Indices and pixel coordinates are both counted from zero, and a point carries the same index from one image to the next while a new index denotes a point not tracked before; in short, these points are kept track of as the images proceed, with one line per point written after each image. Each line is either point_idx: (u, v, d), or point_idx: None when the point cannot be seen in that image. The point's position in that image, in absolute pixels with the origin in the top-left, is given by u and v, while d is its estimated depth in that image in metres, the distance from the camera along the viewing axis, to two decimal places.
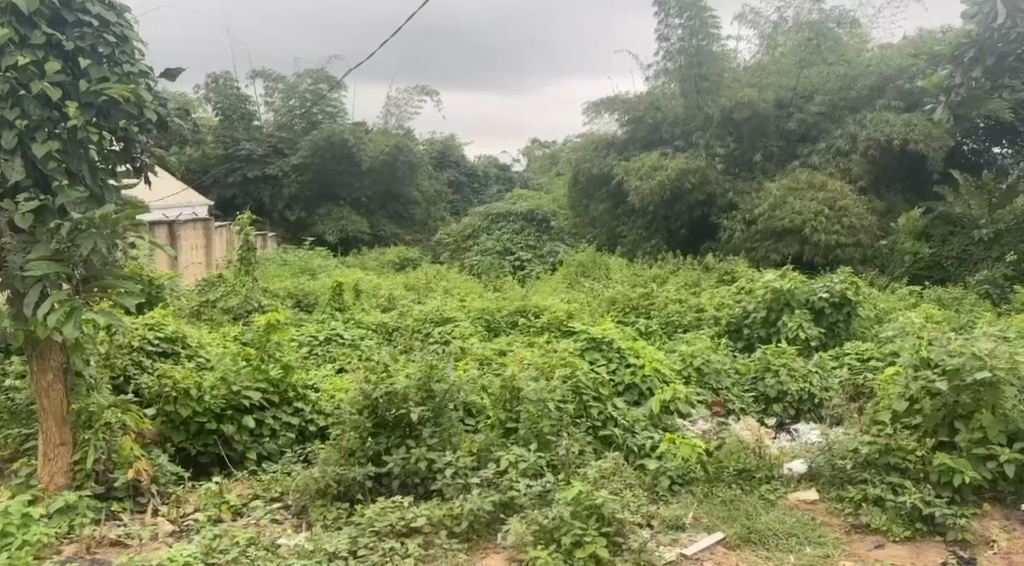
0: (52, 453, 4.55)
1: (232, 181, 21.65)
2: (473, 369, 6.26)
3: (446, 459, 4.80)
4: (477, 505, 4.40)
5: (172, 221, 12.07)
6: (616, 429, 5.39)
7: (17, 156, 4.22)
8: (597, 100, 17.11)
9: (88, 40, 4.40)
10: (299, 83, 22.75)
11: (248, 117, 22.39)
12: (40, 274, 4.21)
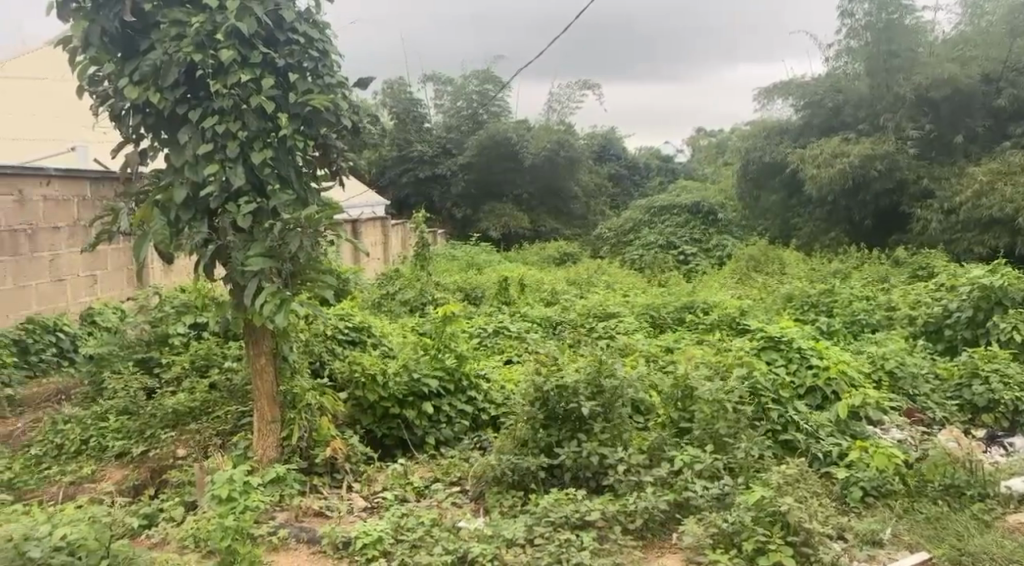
0: (265, 429, 4.96)
1: (405, 182, 22.76)
2: (642, 365, 6.34)
3: (617, 455, 4.84)
4: (652, 504, 4.43)
5: (355, 218, 12.84)
6: (798, 434, 5.23)
7: (239, 163, 4.66)
8: (768, 88, 16.53)
9: (296, 56, 4.83)
10: (466, 84, 23.82)
11: (420, 119, 23.26)
12: (257, 269, 4.66)
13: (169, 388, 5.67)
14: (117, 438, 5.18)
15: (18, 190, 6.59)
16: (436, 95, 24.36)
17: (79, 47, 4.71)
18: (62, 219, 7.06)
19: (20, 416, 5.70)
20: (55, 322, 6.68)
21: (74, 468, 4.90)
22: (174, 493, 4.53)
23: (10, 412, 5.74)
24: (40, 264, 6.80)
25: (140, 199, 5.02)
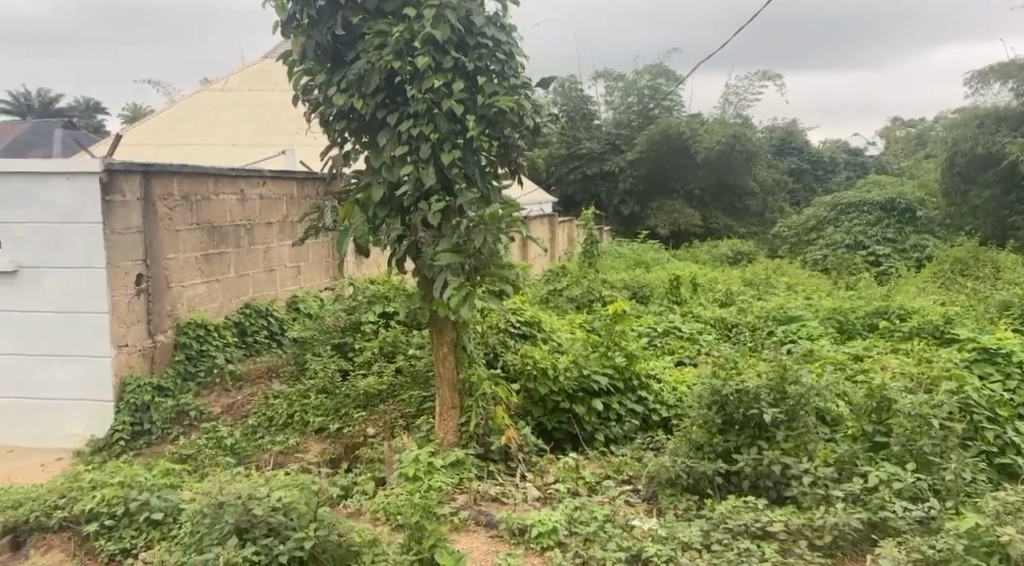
0: (445, 414, 5.24)
1: (573, 179, 23.05)
2: (833, 373, 6.13)
3: (802, 466, 4.70)
4: (842, 520, 4.18)
5: (526, 214, 12.94)
6: (1019, 458, 4.98)
7: (430, 164, 4.98)
8: (989, 69, 15.43)
9: (485, 60, 5.10)
10: (637, 80, 23.85)
11: (589, 117, 23.55)
12: (445, 263, 4.94)
13: (361, 371, 6.13)
14: (317, 414, 5.67)
15: (240, 188, 7.30)
16: (606, 92, 24.41)
17: (297, 60, 5.23)
18: (274, 215, 7.77)
19: (240, 389, 6.35)
20: (267, 307, 7.37)
21: (283, 438, 5.42)
22: (366, 468, 4.92)
23: (231, 386, 6.39)
24: (255, 255, 7.51)
25: (343, 197, 5.53)
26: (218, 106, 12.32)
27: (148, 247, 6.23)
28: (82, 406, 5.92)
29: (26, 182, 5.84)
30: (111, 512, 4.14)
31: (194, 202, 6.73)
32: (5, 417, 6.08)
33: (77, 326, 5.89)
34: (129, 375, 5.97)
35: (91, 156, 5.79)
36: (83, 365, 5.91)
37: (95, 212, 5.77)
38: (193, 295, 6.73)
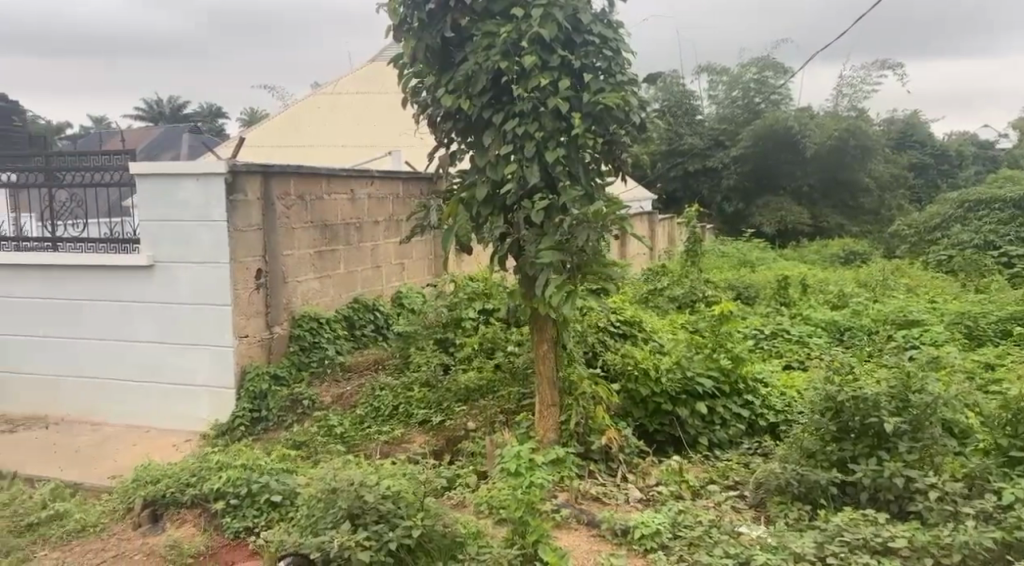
0: (544, 412, 5.25)
1: (674, 175, 22.80)
2: (965, 383, 5.85)
3: (928, 480, 4.40)
4: (973, 538, 3.80)
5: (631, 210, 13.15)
6: None
7: (535, 162, 4.99)
8: None
9: (591, 57, 5.09)
10: (742, 74, 23.57)
11: (691, 112, 23.49)
12: (548, 261, 4.94)
13: (462, 366, 6.23)
14: (421, 406, 5.81)
15: (351, 187, 7.53)
16: (709, 86, 24.15)
17: (408, 62, 5.36)
18: (381, 214, 7.98)
19: (349, 379, 6.63)
20: (375, 302, 7.62)
21: (389, 428, 5.59)
22: (468, 461, 5.02)
23: (341, 376, 6.70)
24: (363, 253, 7.73)
25: (448, 196, 5.64)
26: (326, 110, 12.67)
27: (268, 243, 6.57)
28: (206, 392, 6.34)
29: (161, 181, 6.27)
30: (235, 492, 4.42)
31: (310, 202, 7.02)
32: (140, 398, 6.58)
33: (202, 317, 6.29)
34: (249, 364, 6.34)
35: (217, 158, 6.14)
36: (208, 353, 6.31)
37: (221, 210, 6.12)
38: (307, 290, 7.01)
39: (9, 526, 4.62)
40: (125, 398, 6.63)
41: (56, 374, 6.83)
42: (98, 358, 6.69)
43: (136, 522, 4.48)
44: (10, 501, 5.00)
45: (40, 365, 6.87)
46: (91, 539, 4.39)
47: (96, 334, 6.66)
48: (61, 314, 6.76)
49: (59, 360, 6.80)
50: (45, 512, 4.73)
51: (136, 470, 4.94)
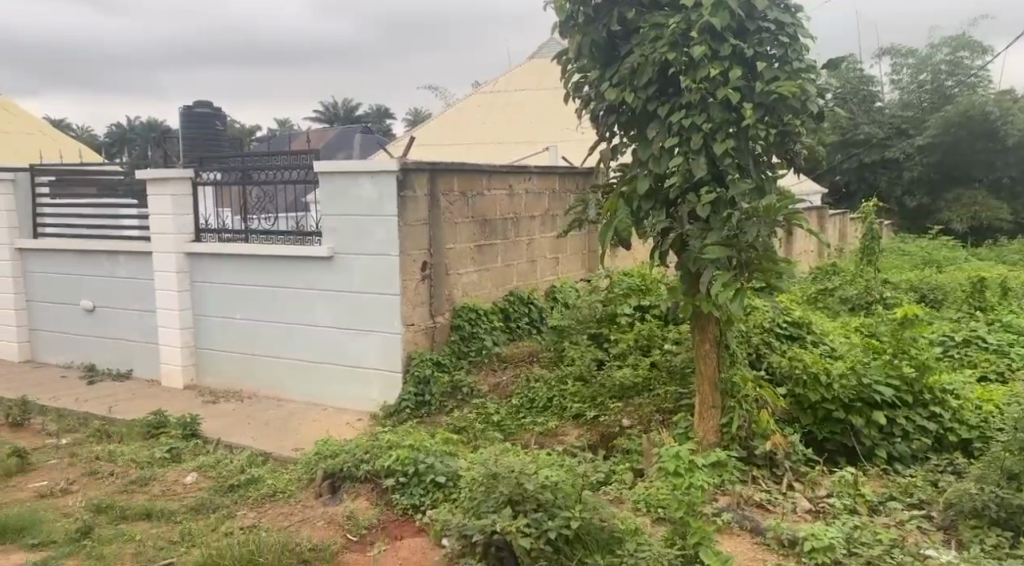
0: (704, 413, 5.02)
1: (849, 167, 21.78)
2: None
3: None
4: None
5: (810, 204, 12.78)
6: None
7: (701, 154, 4.81)
8: None
9: (765, 45, 4.84)
10: (933, 54, 22.58)
11: (870, 99, 22.62)
12: (714, 256, 4.74)
13: (616, 362, 6.14)
14: (575, 401, 5.79)
15: (510, 182, 7.60)
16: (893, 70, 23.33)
17: (573, 57, 5.31)
18: (537, 209, 7.99)
19: (505, 369, 6.78)
20: (528, 295, 7.65)
21: (543, 421, 5.65)
22: (623, 458, 4.94)
23: (498, 366, 6.86)
24: (521, 247, 7.78)
25: (608, 190, 5.54)
26: (489, 108, 12.84)
27: (433, 237, 6.80)
28: (376, 375, 6.70)
29: (340, 179, 6.65)
30: (404, 470, 4.93)
31: (470, 198, 7.15)
32: (321, 379, 7.05)
33: (372, 306, 6.65)
34: (414, 350, 6.63)
35: (389, 157, 6.43)
36: (378, 340, 6.66)
37: (392, 206, 6.44)
38: (467, 281, 7.18)
39: (217, 485, 5.36)
40: (308, 378, 7.14)
41: (252, 353, 7.46)
42: (281, 347, 7.26)
43: (319, 491, 5.06)
44: (218, 462, 5.78)
45: (236, 346, 7.56)
46: (279, 503, 4.99)
47: (283, 318, 7.21)
48: (254, 300, 7.37)
49: (253, 341, 7.43)
50: (243, 477, 5.41)
51: (318, 444, 5.55)
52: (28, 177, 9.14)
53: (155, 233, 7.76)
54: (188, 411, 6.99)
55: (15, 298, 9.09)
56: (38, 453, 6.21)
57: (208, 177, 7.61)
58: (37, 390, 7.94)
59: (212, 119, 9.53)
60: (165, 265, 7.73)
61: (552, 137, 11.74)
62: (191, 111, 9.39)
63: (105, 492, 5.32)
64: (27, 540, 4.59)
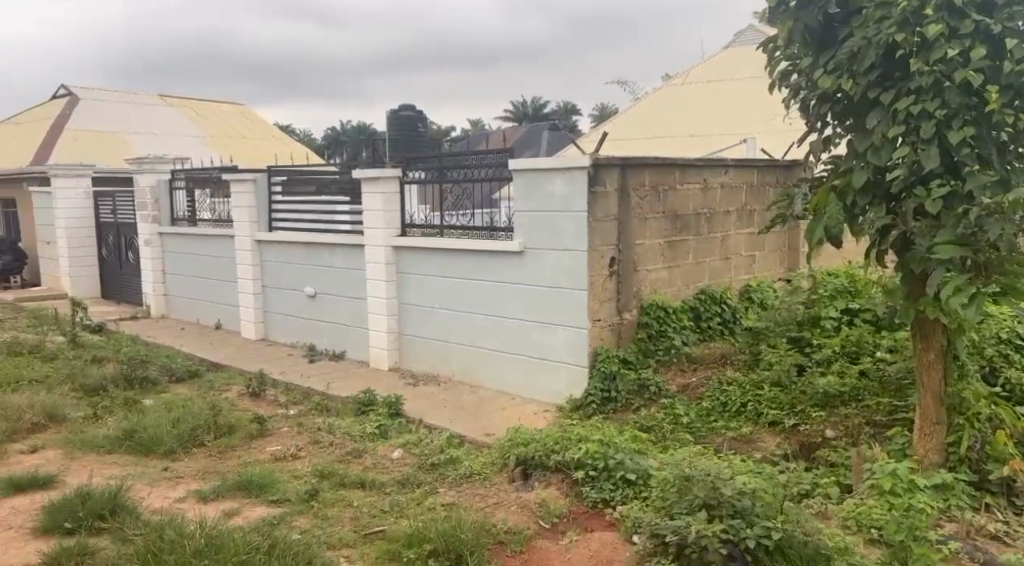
0: (926, 430, 4.56)
1: None
2: None
3: None
4: None
5: None
6: None
7: (933, 145, 4.33)
8: None
9: (1017, 20, 4.30)
10: None
11: None
12: (946, 256, 4.26)
13: (819, 369, 5.73)
14: (772, 407, 5.44)
15: (704, 176, 7.31)
16: None
17: (782, 44, 4.96)
18: (734, 204, 7.65)
19: (695, 370, 6.57)
20: (722, 294, 7.33)
21: (736, 426, 5.38)
22: (828, 471, 4.59)
23: (688, 366, 6.63)
24: (714, 244, 7.48)
25: (817, 184, 5.15)
26: (684, 102, 12.54)
27: (623, 232, 6.65)
28: (563, 368, 6.64)
29: (534, 175, 6.67)
30: (594, 465, 5.07)
31: (663, 192, 6.94)
32: (511, 370, 7.12)
33: (561, 301, 6.60)
34: (601, 346, 6.50)
35: (580, 153, 6.34)
36: (565, 334, 6.60)
37: (582, 202, 6.36)
38: (656, 278, 6.98)
39: (420, 462, 5.79)
40: (498, 368, 7.23)
41: (446, 342, 7.72)
42: (473, 338, 7.43)
43: (511, 476, 5.38)
44: (419, 442, 6.18)
45: (433, 334, 7.84)
46: (476, 485, 5.33)
47: (476, 309, 7.36)
48: (450, 292, 7.60)
49: (449, 330, 7.66)
50: (442, 456, 5.81)
51: (510, 432, 5.88)
52: (266, 178, 9.85)
53: (366, 228, 8.21)
54: (392, 391, 7.43)
55: (252, 283, 9.93)
56: (273, 419, 6.85)
57: (413, 176, 7.94)
58: (270, 364, 8.68)
59: (415, 122, 9.95)
60: (374, 257, 8.16)
61: (756, 127, 11.21)
62: (396, 114, 9.89)
63: (327, 459, 5.87)
64: (268, 497, 5.16)
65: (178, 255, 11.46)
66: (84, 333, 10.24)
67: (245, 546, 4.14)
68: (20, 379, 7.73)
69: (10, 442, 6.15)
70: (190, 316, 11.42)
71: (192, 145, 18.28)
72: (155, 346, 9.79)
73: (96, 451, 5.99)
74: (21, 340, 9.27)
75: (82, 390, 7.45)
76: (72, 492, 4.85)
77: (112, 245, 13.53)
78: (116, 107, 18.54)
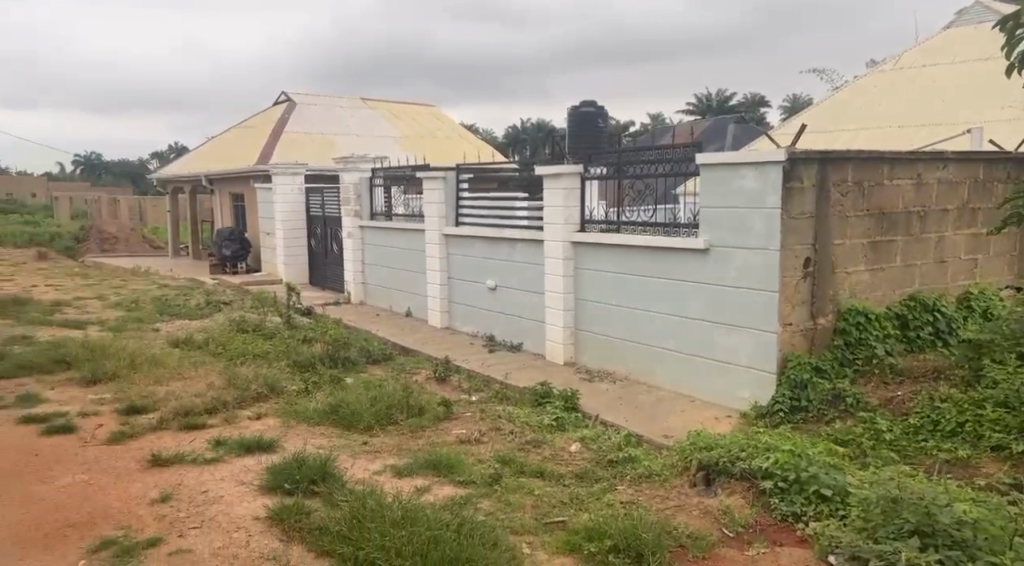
0: None
1: None
2: None
3: None
4: None
5: None
6: None
7: None
8: None
9: None
10: None
11: None
12: None
13: None
14: (995, 430, 5.01)
15: (917, 171, 6.71)
16: None
17: None
18: (952, 202, 6.97)
19: (900, 384, 6.02)
20: (935, 301, 6.70)
21: (950, 447, 5.00)
22: None
23: (891, 379, 6.10)
24: (926, 246, 6.86)
25: None
26: (894, 88, 11.61)
27: (820, 231, 6.21)
28: (747, 373, 6.31)
29: (722, 169, 6.35)
30: (784, 476, 4.75)
31: (868, 188, 6.43)
32: (690, 372, 6.86)
33: (748, 302, 6.26)
34: (790, 351, 6.12)
35: (776, 147, 5.97)
36: (751, 337, 6.26)
37: (776, 197, 5.99)
38: (856, 281, 6.48)
39: (598, 458, 5.69)
40: (677, 370, 6.99)
41: (623, 339, 7.56)
42: (653, 336, 7.21)
43: (692, 480, 5.12)
44: (598, 437, 6.08)
45: (610, 330, 7.70)
46: (656, 487, 5.14)
47: (656, 308, 7.14)
48: (630, 288, 7.41)
49: (628, 328, 7.48)
50: (621, 454, 5.68)
51: (691, 435, 5.66)
52: (455, 175, 10.10)
53: (547, 223, 8.19)
54: (569, 385, 7.39)
55: (439, 275, 10.24)
56: (459, 404, 7.00)
57: (594, 172, 7.79)
58: (455, 352, 8.90)
59: (595, 118, 9.83)
60: (554, 252, 8.14)
61: (979, 115, 10.19)
62: (578, 111, 9.85)
63: (508, 447, 5.90)
64: (456, 477, 5.25)
65: (375, 246, 12.02)
66: (296, 315, 11.00)
67: (437, 522, 4.25)
68: (245, 352, 8.41)
69: (238, 409, 6.67)
70: (384, 304, 11.97)
71: (388, 144, 19.14)
72: (353, 329, 10.33)
73: (306, 422, 6.36)
74: (245, 317, 10.10)
75: (295, 365, 7.97)
76: (289, 458, 5.17)
77: (319, 237, 14.44)
78: (324, 110, 19.77)
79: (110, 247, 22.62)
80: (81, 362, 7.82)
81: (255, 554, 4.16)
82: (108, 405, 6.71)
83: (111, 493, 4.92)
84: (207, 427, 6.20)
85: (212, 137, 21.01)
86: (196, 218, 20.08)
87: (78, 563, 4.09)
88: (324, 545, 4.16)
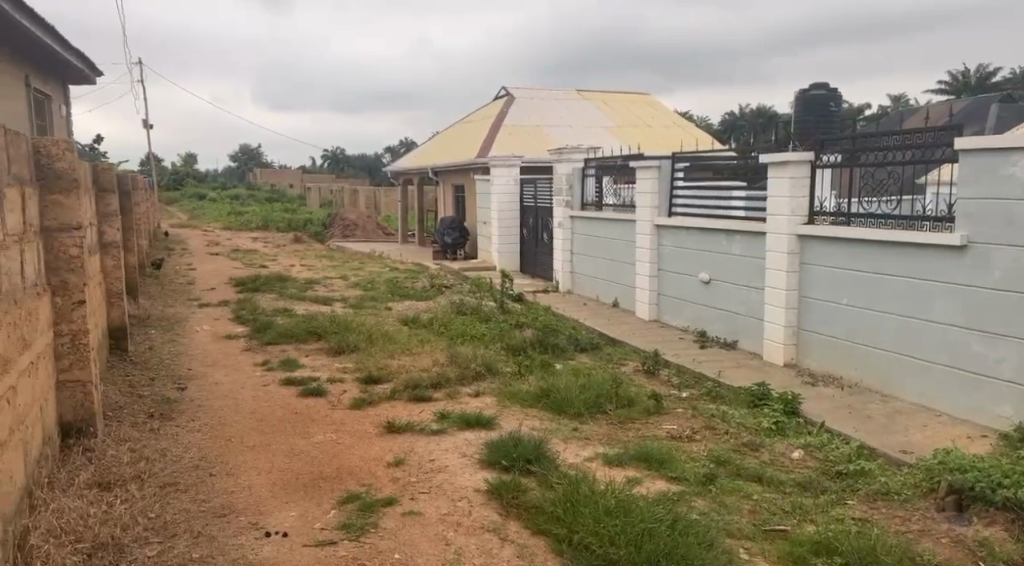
0: None
1: None
2: None
3: None
4: None
5: None
6: None
7: None
8: None
9: None
10: None
11: None
12: None
13: None
14: None
15: None
16: None
17: None
18: None
19: None
20: None
21: None
22: None
23: None
24: None
25: None
26: None
27: None
28: (1010, 390, 5.56)
29: (988, 157, 5.58)
30: None
31: None
32: (935, 383, 6.15)
33: (1017, 308, 5.49)
34: None
35: None
36: (1018, 348, 5.50)
37: None
38: None
39: (825, 468, 5.22)
40: (920, 380, 6.29)
41: (854, 342, 6.94)
42: (891, 341, 6.55)
43: (940, 504, 4.53)
44: (824, 446, 5.58)
45: (839, 331, 7.09)
46: (893, 506, 4.62)
47: (897, 310, 6.47)
48: (865, 286, 6.77)
49: (861, 331, 6.84)
50: (851, 467, 5.17)
51: (937, 452, 5.04)
52: (669, 164, 9.75)
53: (771, 214, 7.66)
54: (790, 388, 6.88)
55: (649, 266, 9.97)
56: (670, 399, 6.73)
57: (827, 159, 7.16)
58: (665, 346, 8.61)
59: (827, 101, 9.10)
60: (777, 245, 7.61)
61: None
62: (807, 94, 9.16)
63: (723, 447, 5.57)
64: (668, 472, 5.01)
65: (584, 236, 11.94)
66: (510, 300, 11.16)
67: (650, 514, 4.05)
68: (463, 334, 8.60)
69: (459, 386, 6.81)
70: (591, 293, 11.87)
71: (602, 134, 19.04)
72: (563, 317, 10.31)
73: (520, 404, 6.36)
74: (464, 301, 10.37)
75: (508, 349, 8.05)
76: (506, 436, 5.17)
77: (531, 226, 14.58)
78: (540, 103, 20.01)
79: (351, 233, 24.23)
80: (331, 333, 8.36)
81: (476, 524, 4.17)
82: (350, 374, 7.11)
83: (353, 453, 5.15)
84: (433, 400, 6.37)
85: (438, 132, 21.97)
86: (422, 208, 21.04)
87: (330, 512, 4.29)
88: (540, 524, 4.08)
